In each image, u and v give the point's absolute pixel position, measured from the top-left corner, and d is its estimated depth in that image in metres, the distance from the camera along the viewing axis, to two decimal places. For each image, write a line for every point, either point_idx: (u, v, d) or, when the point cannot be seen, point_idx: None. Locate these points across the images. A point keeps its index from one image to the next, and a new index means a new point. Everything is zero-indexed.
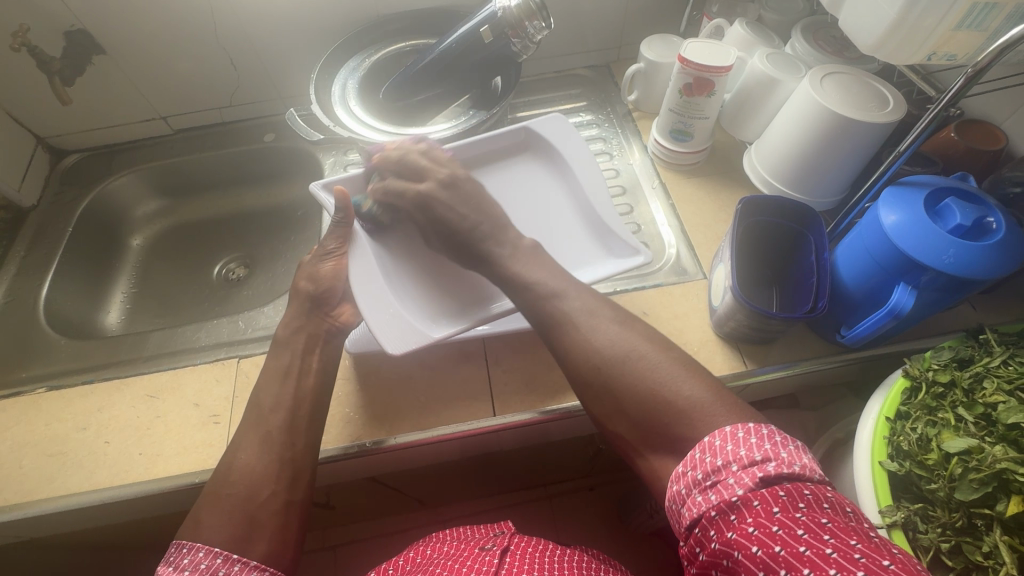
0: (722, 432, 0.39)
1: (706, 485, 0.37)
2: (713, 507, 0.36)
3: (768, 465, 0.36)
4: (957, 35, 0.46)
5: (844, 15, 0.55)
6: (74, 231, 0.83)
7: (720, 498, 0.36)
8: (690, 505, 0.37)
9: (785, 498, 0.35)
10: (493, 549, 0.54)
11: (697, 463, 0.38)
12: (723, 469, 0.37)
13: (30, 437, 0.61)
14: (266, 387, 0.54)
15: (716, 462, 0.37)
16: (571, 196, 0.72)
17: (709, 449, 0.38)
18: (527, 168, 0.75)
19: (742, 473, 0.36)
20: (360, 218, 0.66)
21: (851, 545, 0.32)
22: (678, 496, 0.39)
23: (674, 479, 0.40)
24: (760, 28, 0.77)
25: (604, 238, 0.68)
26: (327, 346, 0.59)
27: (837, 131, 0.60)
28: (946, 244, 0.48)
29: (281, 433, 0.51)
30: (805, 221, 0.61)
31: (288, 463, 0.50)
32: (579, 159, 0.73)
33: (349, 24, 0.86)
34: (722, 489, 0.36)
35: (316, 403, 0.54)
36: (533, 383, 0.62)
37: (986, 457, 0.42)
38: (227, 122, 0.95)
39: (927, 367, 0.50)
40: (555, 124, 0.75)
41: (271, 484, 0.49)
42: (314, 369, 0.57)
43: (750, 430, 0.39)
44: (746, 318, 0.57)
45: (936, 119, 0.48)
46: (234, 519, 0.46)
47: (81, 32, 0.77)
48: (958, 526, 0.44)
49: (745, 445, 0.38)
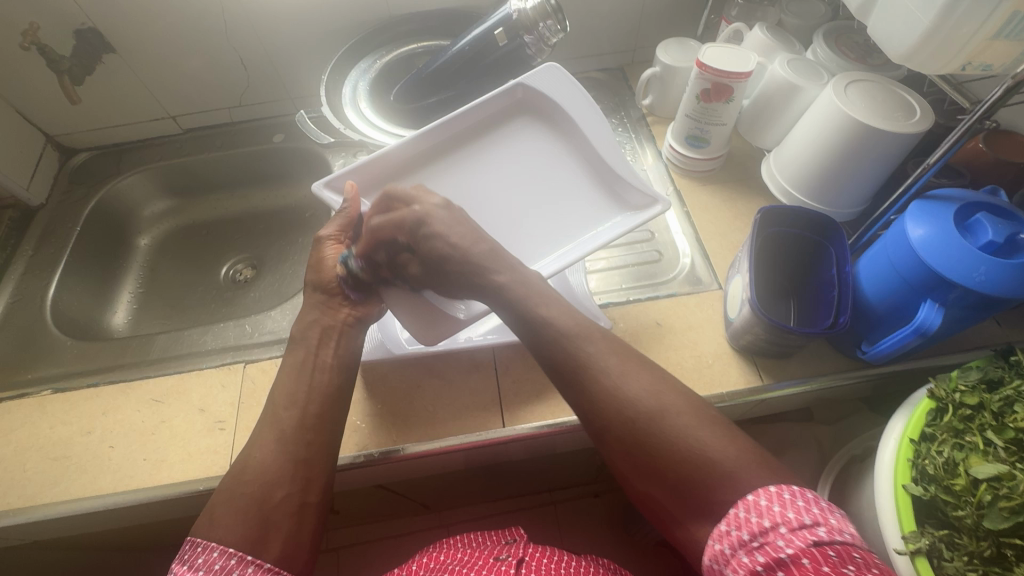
0: (767, 491, 0.37)
1: (753, 545, 0.36)
2: (762, 567, 0.35)
3: (819, 529, 0.35)
4: (994, 44, 0.44)
5: (873, 22, 0.53)
6: (80, 230, 0.82)
7: (768, 559, 0.35)
8: (738, 568, 0.36)
9: (835, 558, 0.33)
10: (509, 559, 0.52)
11: (741, 523, 0.37)
12: (771, 530, 0.35)
13: (34, 440, 0.60)
14: (283, 383, 0.53)
15: (763, 522, 0.36)
16: (577, 156, 0.69)
17: (754, 509, 0.37)
18: (529, 129, 0.71)
19: (792, 535, 0.35)
20: (366, 211, 0.66)
21: None
22: (721, 556, 0.37)
23: (715, 537, 0.38)
24: (779, 32, 0.75)
25: (616, 189, 0.66)
26: (343, 338, 0.57)
27: (860, 140, 0.58)
28: (977, 261, 0.46)
29: (293, 431, 0.50)
30: (827, 232, 0.59)
31: (301, 463, 0.49)
32: (586, 116, 0.68)
33: (361, 26, 0.85)
34: (770, 550, 0.35)
35: (338, 402, 0.53)
36: (544, 395, 0.61)
37: (1017, 485, 0.40)
38: (236, 123, 0.94)
39: (953, 388, 0.48)
40: (554, 78, 0.70)
41: (284, 485, 0.47)
42: (330, 358, 0.56)
43: (796, 491, 0.37)
44: (763, 332, 0.55)
45: (968, 131, 0.46)
46: (249, 520, 0.45)
47: (91, 30, 0.77)
48: (987, 556, 0.42)
49: (794, 507, 0.36)
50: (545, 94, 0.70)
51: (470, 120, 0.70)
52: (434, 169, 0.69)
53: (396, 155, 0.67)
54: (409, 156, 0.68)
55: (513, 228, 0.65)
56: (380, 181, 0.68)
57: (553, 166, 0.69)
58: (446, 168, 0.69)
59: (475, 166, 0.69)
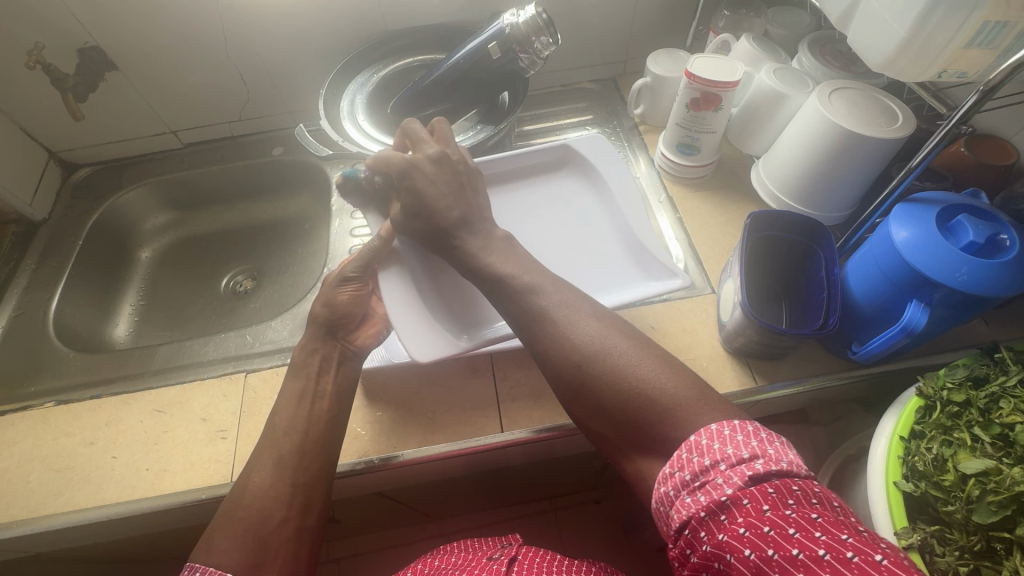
0: (708, 431, 0.39)
1: (695, 486, 0.37)
2: (703, 509, 0.36)
3: (757, 463, 0.36)
4: (967, 53, 0.46)
5: (852, 32, 0.55)
6: (83, 244, 0.84)
7: (709, 499, 0.36)
8: (680, 507, 0.37)
9: (774, 495, 0.34)
10: (500, 558, 0.53)
11: (685, 464, 0.38)
12: (711, 469, 0.37)
13: (37, 452, 0.60)
14: (283, 410, 0.54)
15: (704, 462, 0.37)
16: (610, 216, 0.73)
17: (697, 449, 0.38)
18: (570, 186, 0.77)
19: (731, 471, 0.36)
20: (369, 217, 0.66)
21: (841, 539, 0.32)
22: (667, 498, 0.39)
23: (661, 481, 0.40)
24: (765, 42, 0.77)
25: (645, 263, 0.67)
26: (343, 366, 0.59)
27: (846, 146, 0.60)
28: (960, 262, 0.47)
29: (293, 455, 0.51)
30: (814, 235, 0.61)
31: (302, 487, 0.50)
32: (620, 182, 0.74)
33: (359, 40, 0.87)
34: (711, 490, 0.36)
35: (330, 430, 0.54)
36: (542, 400, 0.62)
37: (1004, 479, 0.41)
38: (237, 136, 0.96)
39: (941, 386, 0.49)
40: (595, 144, 0.77)
41: (283, 509, 0.48)
42: (330, 386, 0.57)
43: (736, 427, 0.39)
44: (755, 334, 0.57)
45: (947, 135, 0.48)
46: (246, 545, 0.46)
47: (93, 49, 0.78)
48: (977, 550, 0.43)
49: (733, 443, 0.38)
50: (585, 155, 0.76)
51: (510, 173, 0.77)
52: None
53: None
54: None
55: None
56: None
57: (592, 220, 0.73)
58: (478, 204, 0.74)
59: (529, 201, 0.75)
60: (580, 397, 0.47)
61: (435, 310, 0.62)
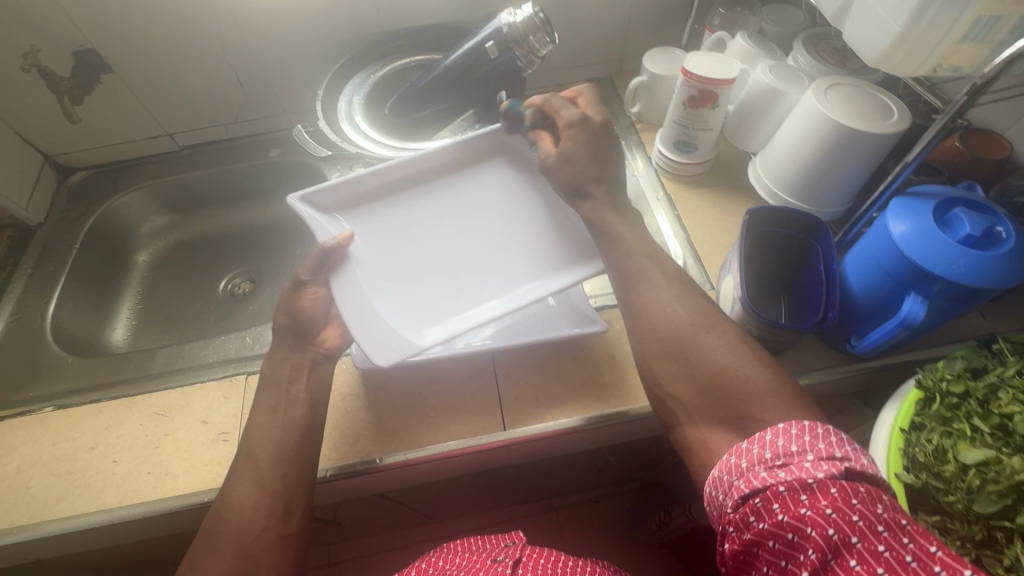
0: (800, 424, 0.40)
1: (775, 464, 0.39)
2: (784, 483, 0.37)
3: (848, 463, 0.37)
4: (961, 47, 0.47)
5: (848, 28, 0.56)
6: (80, 248, 0.83)
7: (794, 477, 0.37)
8: (753, 477, 0.38)
9: (864, 493, 0.36)
10: (505, 560, 0.53)
11: (768, 445, 0.40)
12: (798, 455, 0.38)
13: (37, 457, 0.60)
14: (258, 419, 0.54)
15: (791, 447, 0.39)
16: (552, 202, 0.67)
17: (784, 435, 0.40)
18: (506, 175, 0.70)
19: (821, 462, 0.37)
20: (329, 222, 0.64)
21: (928, 549, 0.33)
22: (737, 469, 0.40)
23: (735, 453, 0.41)
24: (761, 40, 0.78)
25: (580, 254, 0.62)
26: (313, 374, 0.57)
27: (842, 141, 0.60)
28: (957, 254, 0.48)
29: (269, 467, 0.50)
30: (812, 231, 0.61)
31: (281, 495, 0.50)
32: None
33: (355, 41, 0.87)
34: (796, 469, 0.37)
35: (304, 436, 0.53)
36: (543, 398, 0.62)
37: (1004, 468, 0.42)
38: (232, 139, 0.96)
39: (940, 378, 0.50)
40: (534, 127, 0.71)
41: (263, 518, 0.48)
42: (302, 394, 0.55)
43: (829, 429, 0.40)
44: (755, 328, 0.57)
45: (943, 129, 0.48)
46: (228, 554, 0.47)
47: (89, 51, 0.78)
48: (978, 539, 0.43)
49: (825, 440, 0.39)
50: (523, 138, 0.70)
51: (442, 165, 0.70)
52: (404, 203, 0.68)
53: (376, 179, 0.67)
54: (383, 185, 0.68)
55: (454, 268, 0.63)
56: (346, 201, 0.66)
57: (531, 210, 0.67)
58: (415, 203, 0.68)
59: (461, 197, 0.68)
60: (668, 357, 0.49)
61: (394, 311, 0.59)
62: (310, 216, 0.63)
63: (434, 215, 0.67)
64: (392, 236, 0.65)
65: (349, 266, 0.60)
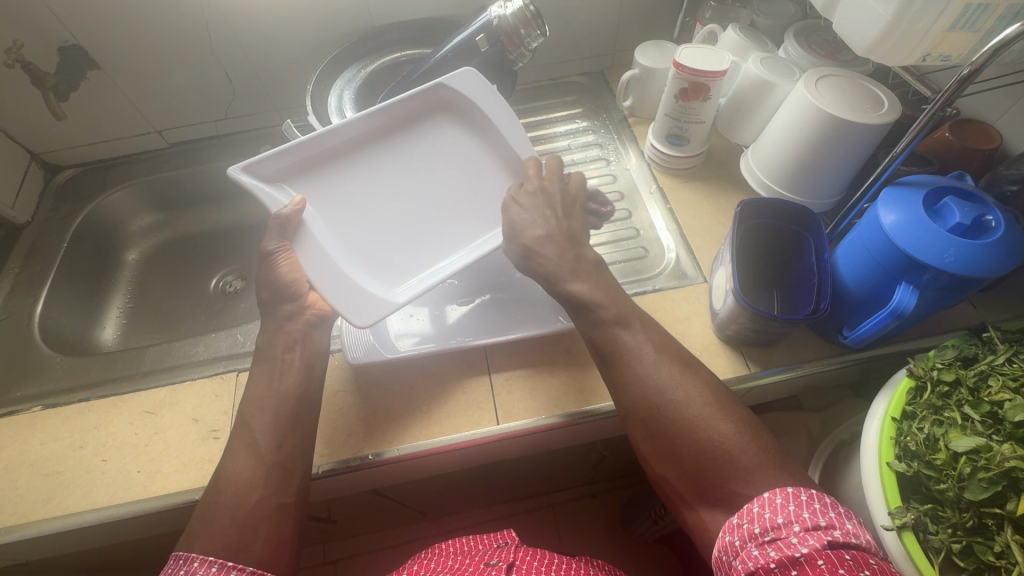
0: (784, 492, 0.41)
1: (765, 540, 0.39)
2: (774, 561, 0.38)
3: (834, 532, 0.38)
4: (950, 36, 0.47)
5: (838, 18, 0.56)
6: (67, 247, 0.82)
7: (782, 554, 0.38)
8: (746, 557, 0.39)
9: (850, 561, 0.36)
10: (498, 563, 0.53)
11: (755, 517, 0.41)
12: (784, 527, 0.39)
13: (24, 457, 0.59)
14: (247, 410, 0.53)
15: (777, 519, 0.40)
16: (494, 151, 0.68)
17: (769, 506, 0.41)
18: (448, 130, 0.69)
19: (807, 534, 0.38)
20: (277, 192, 0.62)
21: None
22: (731, 547, 0.41)
23: (727, 530, 0.42)
24: (752, 32, 0.78)
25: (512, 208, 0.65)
26: (308, 343, 0.57)
27: (832, 131, 0.60)
28: (947, 244, 0.48)
29: (265, 439, 0.50)
30: (804, 223, 0.61)
31: (276, 467, 0.49)
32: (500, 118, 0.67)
33: (344, 36, 0.87)
34: (784, 546, 0.38)
35: (297, 407, 0.52)
36: (536, 392, 0.62)
37: (994, 455, 0.42)
38: (222, 135, 0.95)
39: (931, 367, 0.50)
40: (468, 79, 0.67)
41: (259, 489, 0.48)
42: (297, 361, 0.55)
43: (812, 495, 0.41)
44: (748, 320, 0.57)
45: (932, 119, 0.48)
46: (227, 529, 0.46)
47: (75, 47, 0.77)
48: (969, 526, 0.43)
49: (809, 508, 0.40)
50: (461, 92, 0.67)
51: (382, 123, 0.67)
52: (348, 163, 0.66)
53: (318, 144, 0.64)
54: (327, 151, 0.65)
55: (414, 229, 0.64)
56: (289, 172, 0.64)
57: (474, 165, 0.68)
58: (362, 166, 0.66)
59: (407, 155, 0.67)
60: (653, 435, 0.48)
61: (355, 270, 0.60)
62: (256, 186, 0.60)
63: (381, 176, 0.66)
64: (344, 202, 0.64)
65: (307, 234, 0.60)
